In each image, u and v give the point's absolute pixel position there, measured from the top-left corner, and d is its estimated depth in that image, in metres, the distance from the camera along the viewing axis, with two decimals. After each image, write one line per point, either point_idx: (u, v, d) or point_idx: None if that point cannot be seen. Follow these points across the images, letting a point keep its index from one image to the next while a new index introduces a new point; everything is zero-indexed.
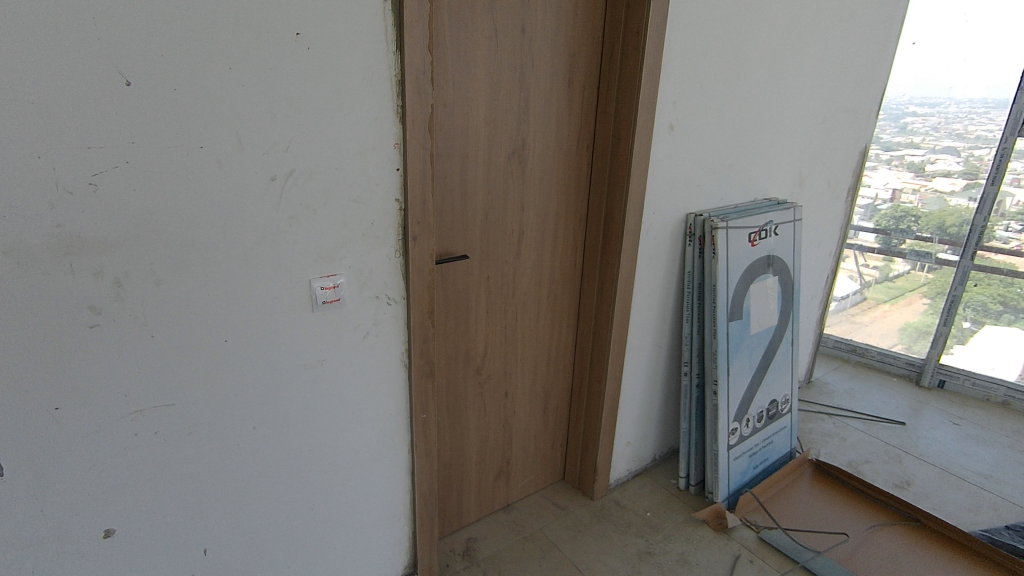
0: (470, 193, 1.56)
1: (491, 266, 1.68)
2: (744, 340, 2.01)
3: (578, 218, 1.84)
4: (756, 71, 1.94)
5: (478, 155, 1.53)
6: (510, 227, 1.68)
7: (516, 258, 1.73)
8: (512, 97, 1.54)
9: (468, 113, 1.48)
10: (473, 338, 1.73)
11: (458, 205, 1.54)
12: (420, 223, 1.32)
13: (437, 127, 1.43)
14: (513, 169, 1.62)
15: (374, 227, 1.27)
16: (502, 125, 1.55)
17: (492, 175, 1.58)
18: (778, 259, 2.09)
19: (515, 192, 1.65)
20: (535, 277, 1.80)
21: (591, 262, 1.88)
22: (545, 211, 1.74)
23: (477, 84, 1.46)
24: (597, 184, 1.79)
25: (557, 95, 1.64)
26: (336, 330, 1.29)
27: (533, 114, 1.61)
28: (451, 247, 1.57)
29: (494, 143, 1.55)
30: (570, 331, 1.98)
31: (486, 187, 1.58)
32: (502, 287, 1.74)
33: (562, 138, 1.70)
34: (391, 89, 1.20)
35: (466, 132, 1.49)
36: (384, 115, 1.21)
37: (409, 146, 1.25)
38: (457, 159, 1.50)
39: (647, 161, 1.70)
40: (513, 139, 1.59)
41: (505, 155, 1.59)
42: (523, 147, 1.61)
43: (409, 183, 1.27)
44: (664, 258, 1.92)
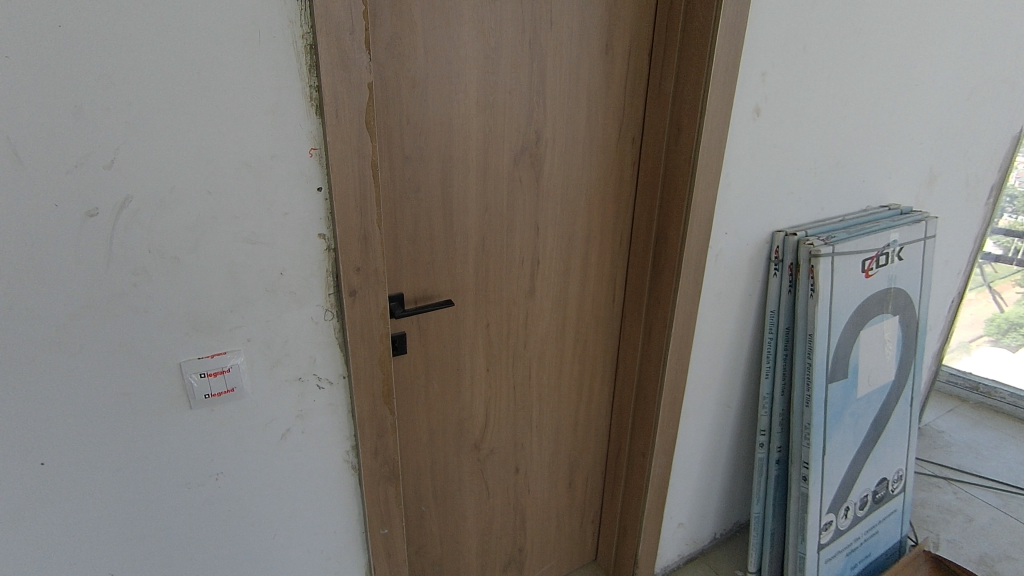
0: (456, 212, 1.09)
1: (493, 310, 1.21)
2: (848, 406, 1.46)
3: (618, 238, 1.33)
4: (882, 29, 1.35)
5: (468, 157, 1.06)
6: (518, 255, 1.20)
7: (528, 298, 1.25)
8: (517, 71, 1.05)
9: (449, 97, 1.00)
10: (467, 404, 1.27)
11: (439, 228, 1.08)
12: (361, 270, 0.85)
13: (399, 118, 0.96)
14: (522, 175, 1.13)
15: (285, 279, 0.82)
16: (504, 113, 1.06)
17: (489, 186, 1.10)
18: (901, 292, 1.51)
19: (526, 208, 1.16)
20: (555, 319, 1.32)
21: (636, 298, 1.37)
22: (570, 231, 1.24)
23: (460, 52, 0.98)
24: (647, 193, 1.27)
25: (588, 66, 1.12)
26: (234, 432, 0.86)
27: (552, 94, 1.10)
28: (429, 287, 1.11)
29: (492, 139, 1.07)
30: (604, 387, 1.49)
31: (480, 203, 1.10)
32: (509, 337, 1.26)
33: (596, 129, 1.18)
34: (297, 60, 0.72)
35: (447, 124, 1.02)
36: (288, 103, 0.74)
37: (334, 151, 0.77)
38: (436, 164, 1.03)
39: (720, 161, 1.17)
40: (520, 133, 1.10)
41: (510, 155, 1.10)
42: (536, 144, 1.12)
43: (338, 209, 0.80)
44: (739, 293, 1.39)
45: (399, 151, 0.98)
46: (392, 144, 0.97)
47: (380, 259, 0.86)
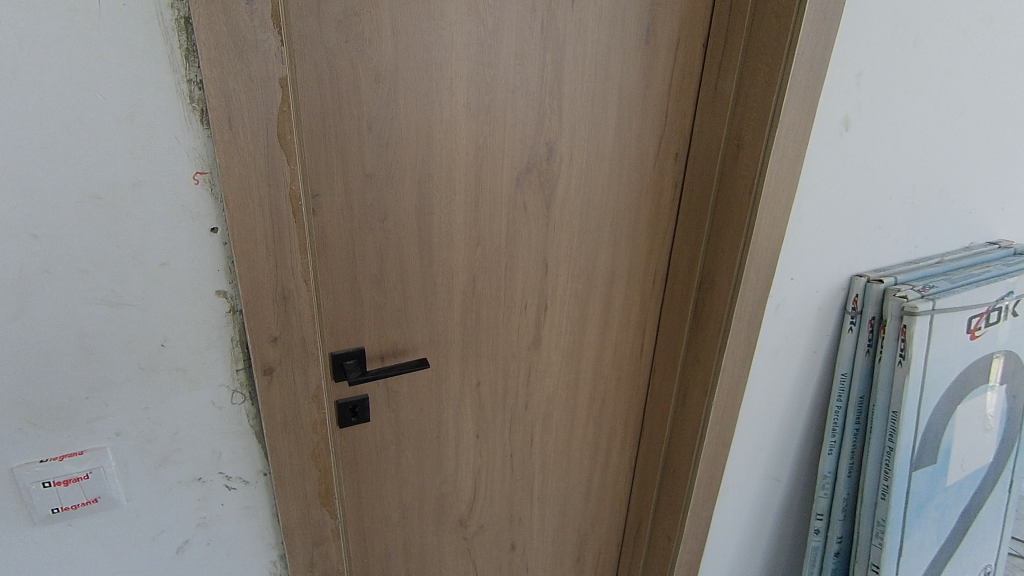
0: (437, 246, 0.83)
1: (484, 364, 0.96)
2: (935, 496, 1.16)
3: (651, 278, 1.05)
4: (1018, 19, 1.02)
5: (455, 176, 0.80)
6: (520, 299, 0.94)
7: (531, 350, 0.99)
8: (524, 63, 0.78)
9: (427, 97, 0.74)
10: (450, 475, 1.03)
11: (415, 267, 0.83)
12: (280, 340, 0.60)
13: (356, 124, 0.71)
14: (526, 199, 0.86)
15: (168, 354, 0.58)
16: (504, 119, 0.80)
17: (481, 213, 0.84)
18: (1012, 355, 1.19)
19: (532, 241, 0.90)
20: (565, 375, 1.06)
21: (669, 351, 1.10)
22: (588, 270, 0.98)
23: (442, 36, 0.72)
24: (690, 224, 0.99)
25: (621, 58, 0.84)
26: (105, 550, 0.63)
27: (570, 96, 0.83)
28: (400, 339, 0.87)
29: (486, 153, 0.81)
30: (624, 452, 1.22)
31: (470, 235, 0.85)
32: (504, 397, 1.01)
33: (629, 142, 0.91)
34: (164, 40, 0.47)
35: (426, 133, 0.76)
36: (154, 106, 0.49)
37: (229, 179, 0.52)
38: (410, 185, 0.78)
39: (792, 190, 0.88)
40: (526, 145, 0.83)
41: (511, 174, 0.84)
42: (548, 160, 0.85)
43: (240, 261, 0.55)
44: (802, 351, 1.10)
45: (358, 168, 0.74)
46: (347, 158, 0.72)
47: (309, 325, 0.61)
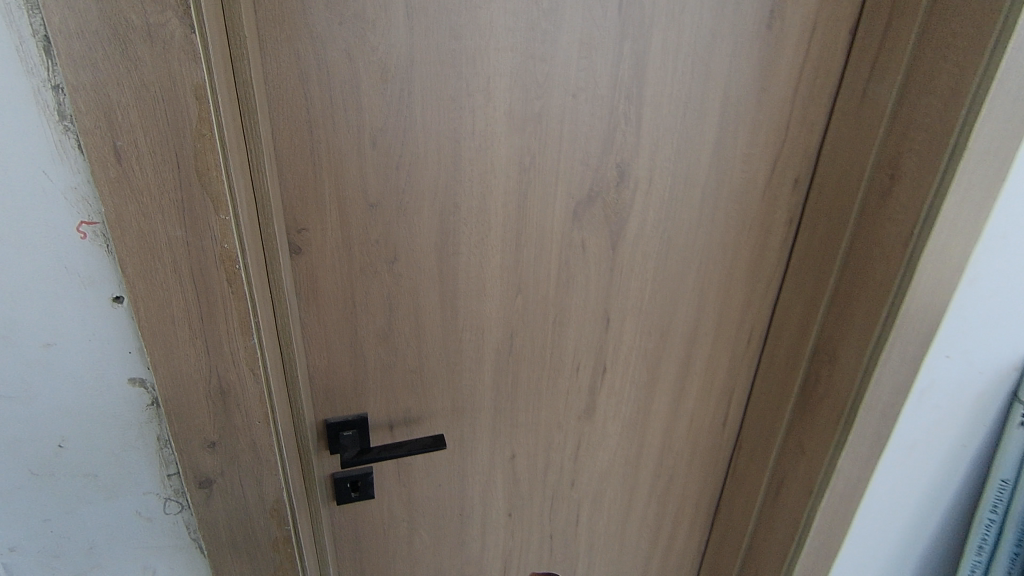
0: (464, 293, 0.65)
1: (521, 435, 0.77)
2: None
3: (745, 336, 0.81)
4: None
5: (490, 207, 0.61)
6: (570, 358, 0.74)
7: (581, 420, 0.79)
8: (591, 56, 0.57)
9: (454, 101, 0.55)
10: (473, 557, 0.85)
11: (435, 318, 0.65)
12: (219, 445, 0.43)
13: (356, 139, 0.54)
14: (585, 238, 0.66)
15: (69, 457, 0.42)
16: (559, 133, 0.60)
17: (524, 254, 0.65)
18: None
19: (589, 288, 0.70)
20: (625, 449, 0.84)
21: (761, 428, 0.85)
22: (663, 325, 0.76)
23: (478, 18, 0.53)
24: (806, 274, 0.74)
25: (729, 49, 0.60)
26: None
27: (654, 101, 0.61)
28: (415, 405, 0.69)
29: (534, 176, 0.61)
30: (693, 537, 0.99)
31: (507, 282, 0.66)
32: (545, 473, 0.82)
33: (731, 164, 0.67)
34: (5, 22, 0.30)
35: (451, 151, 0.57)
36: (4, 124, 0.32)
37: (125, 235, 0.35)
38: (430, 216, 0.59)
39: (970, 243, 0.61)
40: (589, 167, 0.62)
41: (566, 205, 0.63)
42: (617, 187, 0.64)
43: (152, 346, 0.38)
44: (951, 448, 0.82)
45: (359, 196, 0.56)
46: (344, 183, 0.55)
47: (261, 426, 0.44)
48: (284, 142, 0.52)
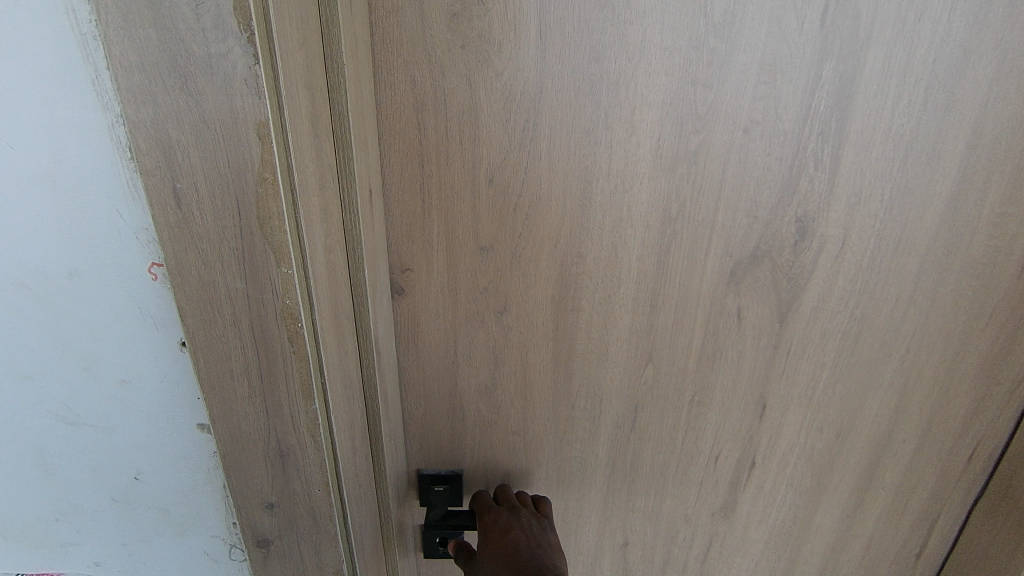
0: (582, 355, 0.55)
1: (637, 522, 0.65)
2: None
3: (964, 453, 0.59)
4: None
5: (623, 260, 0.50)
6: (708, 446, 0.60)
7: (716, 518, 0.64)
8: (775, 80, 0.44)
9: (588, 134, 0.46)
10: None
11: (546, 379, 0.56)
12: (277, 509, 0.39)
13: (471, 175, 0.47)
14: (742, 306, 0.52)
15: (143, 490, 0.41)
16: (721, 176, 0.47)
17: (660, 318, 0.53)
18: None
19: (741, 366, 0.55)
20: (769, 562, 0.68)
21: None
22: (840, 423, 0.58)
23: (626, 36, 0.43)
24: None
25: (989, 69, 0.43)
26: None
27: (860, 139, 0.45)
28: (517, 468, 0.61)
29: (682, 226, 0.49)
30: None
31: (635, 349, 0.55)
32: (662, 570, 0.68)
33: (970, 226, 0.48)
34: (76, 55, 0.28)
35: (580, 191, 0.48)
36: (81, 161, 0.31)
37: (185, 282, 0.32)
38: (550, 265, 0.51)
39: None
40: (758, 220, 0.49)
41: (721, 263, 0.50)
42: (795, 246, 0.50)
43: (211, 400, 0.35)
44: None
45: (469, 238, 0.50)
46: (454, 221, 0.49)
47: (321, 495, 0.39)
48: (394, 176, 0.47)
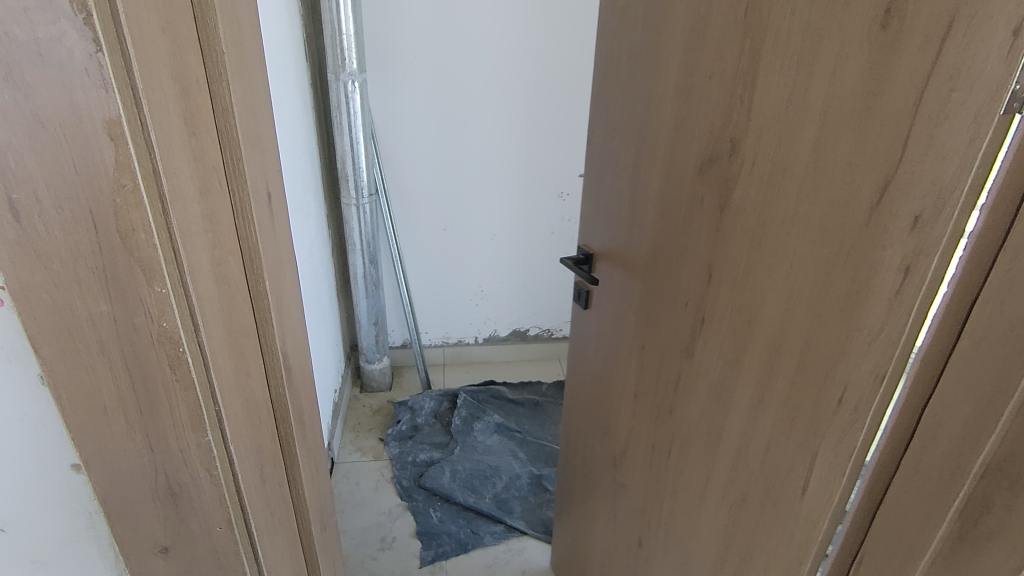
0: (643, 206, 1.01)
1: (650, 333, 1.04)
2: None
3: (835, 392, 0.67)
4: None
5: (668, 155, 0.91)
6: (688, 289, 0.91)
7: (685, 354, 0.95)
8: (717, 62, 0.79)
9: (658, 89, 0.92)
10: (625, 406, 1.16)
11: (633, 219, 1.05)
12: (172, 551, 0.43)
13: (625, 108, 1.03)
14: (705, 191, 0.84)
15: (12, 537, 0.45)
16: (698, 112, 0.83)
17: (672, 187, 0.92)
18: None
19: (707, 236, 0.85)
20: (707, 423, 0.91)
21: (888, 558, 0.63)
22: (749, 301, 0.79)
23: (671, 39, 0.88)
24: (947, 343, 0.55)
25: (816, 56, 0.64)
26: None
27: (757, 93, 0.72)
28: (613, 280, 1.15)
29: (685, 136, 0.87)
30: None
31: (663, 198, 0.94)
32: (658, 403, 1.04)
33: (827, 171, 0.64)
34: None
35: (650, 117, 0.95)
36: None
37: (35, 312, 0.33)
38: (643, 154, 0.98)
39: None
40: (716, 135, 0.80)
41: (700, 160, 0.84)
42: (733, 154, 0.78)
43: (82, 439, 0.37)
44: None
45: (624, 131, 1.04)
46: (619, 128, 1.05)
47: (223, 531, 0.42)
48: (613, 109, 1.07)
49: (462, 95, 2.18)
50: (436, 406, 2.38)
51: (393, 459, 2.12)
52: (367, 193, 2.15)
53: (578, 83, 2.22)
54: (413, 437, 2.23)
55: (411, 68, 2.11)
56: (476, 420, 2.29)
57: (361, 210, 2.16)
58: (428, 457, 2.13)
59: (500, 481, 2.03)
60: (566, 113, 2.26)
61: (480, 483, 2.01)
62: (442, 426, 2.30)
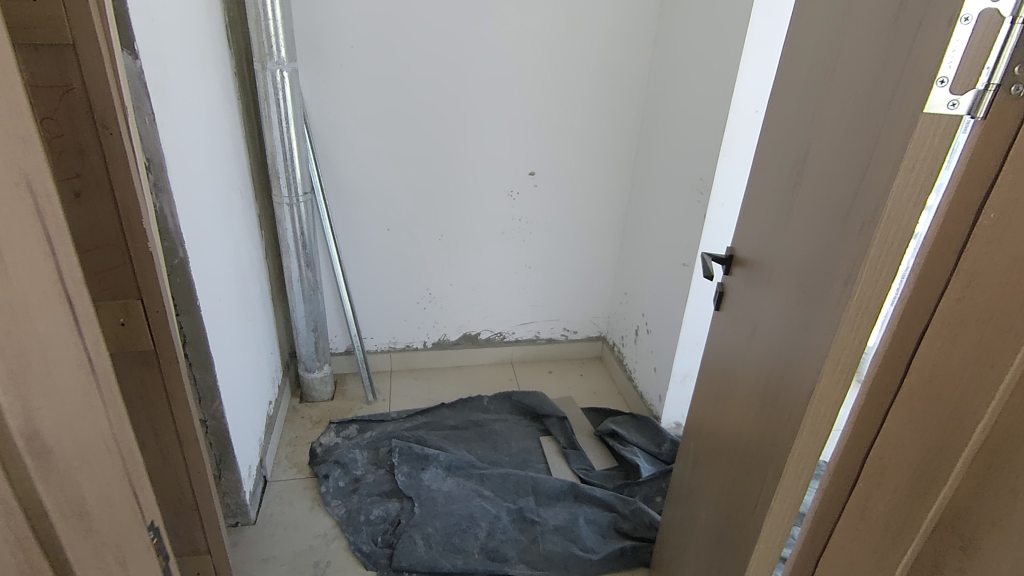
0: (748, 215, 1.10)
1: (731, 328, 1.12)
2: None
3: (808, 370, 0.78)
4: None
5: (771, 168, 0.99)
6: (761, 285, 0.99)
7: (745, 345, 1.04)
8: (806, 80, 0.88)
9: (773, 109, 1.01)
10: (705, 401, 1.23)
11: (747, 229, 1.12)
12: None
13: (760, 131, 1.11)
14: (783, 198, 0.94)
15: None
16: (789, 126, 0.93)
17: (766, 196, 1.01)
18: None
19: (778, 238, 0.93)
20: (746, 408, 1.00)
21: (854, 556, 0.66)
22: (782, 290, 0.89)
23: (787, 65, 0.97)
24: (909, 351, 0.58)
25: (851, 75, 0.75)
26: None
27: (818, 105, 0.84)
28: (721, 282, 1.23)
29: (783, 147, 0.96)
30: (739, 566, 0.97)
31: (761, 205, 1.04)
32: (723, 393, 1.12)
33: (834, 176, 0.76)
34: None
35: (764, 134, 1.04)
36: None
37: None
38: (759, 170, 1.06)
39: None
40: (799, 146, 0.89)
41: (786, 168, 0.93)
42: (803, 164, 0.87)
43: None
44: None
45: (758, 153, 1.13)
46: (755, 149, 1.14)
47: None
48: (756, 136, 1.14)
49: (403, 86, 2.05)
50: (370, 456, 2.09)
51: (341, 521, 1.84)
52: (301, 192, 2.00)
53: (524, 76, 2.11)
54: (356, 490, 1.95)
55: (347, 57, 1.98)
56: (424, 465, 2.03)
57: (294, 210, 2.01)
58: (382, 514, 1.86)
59: (480, 530, 1.79)
60: (516, 107, 2.16)
61: (461, 539, 1.76)
62: (386, 472, 2.02)
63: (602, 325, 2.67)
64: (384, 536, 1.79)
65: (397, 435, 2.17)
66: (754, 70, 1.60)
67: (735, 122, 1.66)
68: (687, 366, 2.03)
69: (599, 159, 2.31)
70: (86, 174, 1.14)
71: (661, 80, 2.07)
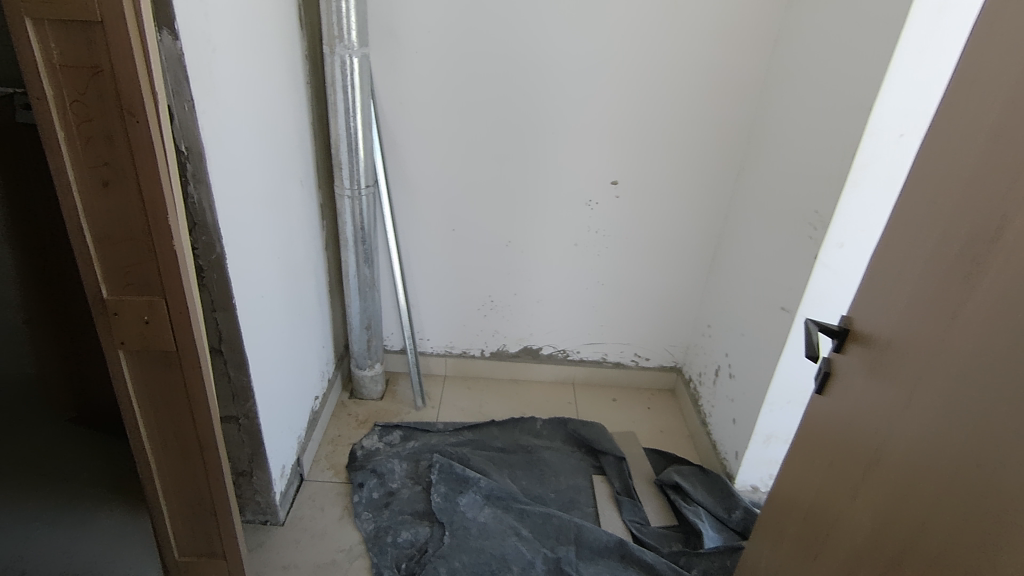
0: (891, 295, 0.87)
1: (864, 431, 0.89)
2: None
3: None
4: None
5: (936, 246, 0.78)
6: (912, 391, 0.79)
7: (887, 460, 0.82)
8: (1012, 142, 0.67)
9: (944, 167, 0.80)
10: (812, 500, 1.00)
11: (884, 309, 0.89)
12: None
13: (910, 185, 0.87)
14: (956, 287, 0.74)
15: None
16: (977, 197, 0.72)
17: (924, 277, 0.80)
18: None
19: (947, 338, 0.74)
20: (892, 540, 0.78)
21: None
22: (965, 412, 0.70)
23: (976, 112, 0.74)
24: None
25: None
26: None
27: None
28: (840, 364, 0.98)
29: (959, 222, 0.75)
30: None
31: (914, 289, 0.82)
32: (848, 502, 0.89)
33: None
34: None
35: (926, 197, 0.82)
36: None
37: None
38: (912, 239, 0.84)
39: None
40: (990, 228, 0.69)
41: (965, 250, 0.73)
42: (994, 251, 0.68)
43: None
44: None
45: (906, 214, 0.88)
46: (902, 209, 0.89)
47: None
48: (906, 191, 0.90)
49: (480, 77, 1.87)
50: (406, 468, 1.97)
51: (367, 538, 1.73)
52: (364, 183, 1.89)
53: (616, 71, 1.86)
54: (388, 505, 1.84)
55: (422, 42, 1.82)
56: (462, 488, 1.86)
57: (356, 201, 1.90)
58: (411, 537, 1.73)
59: None
60: (603, 105, 1.91)
61: None
62: (422, 490, 1.88)
63: (678, 355, 2.39)
64: (409, 564, 1.66)
65: (438, 450, 2.03)
66: (904, 85, 1.26)
67: (871, 147, 1.32)
68: (774, 426, 1.72)
69: (694, 171, 2.02)
70: (113, 163, 1.06)
71: (779, 87, 1.75)
